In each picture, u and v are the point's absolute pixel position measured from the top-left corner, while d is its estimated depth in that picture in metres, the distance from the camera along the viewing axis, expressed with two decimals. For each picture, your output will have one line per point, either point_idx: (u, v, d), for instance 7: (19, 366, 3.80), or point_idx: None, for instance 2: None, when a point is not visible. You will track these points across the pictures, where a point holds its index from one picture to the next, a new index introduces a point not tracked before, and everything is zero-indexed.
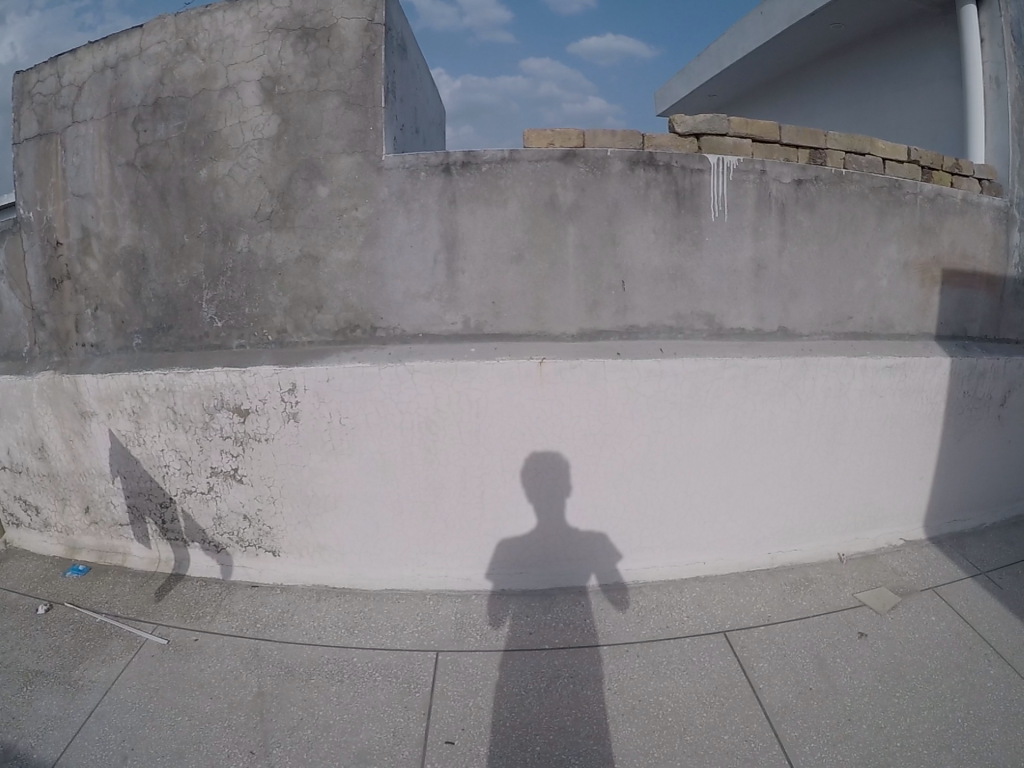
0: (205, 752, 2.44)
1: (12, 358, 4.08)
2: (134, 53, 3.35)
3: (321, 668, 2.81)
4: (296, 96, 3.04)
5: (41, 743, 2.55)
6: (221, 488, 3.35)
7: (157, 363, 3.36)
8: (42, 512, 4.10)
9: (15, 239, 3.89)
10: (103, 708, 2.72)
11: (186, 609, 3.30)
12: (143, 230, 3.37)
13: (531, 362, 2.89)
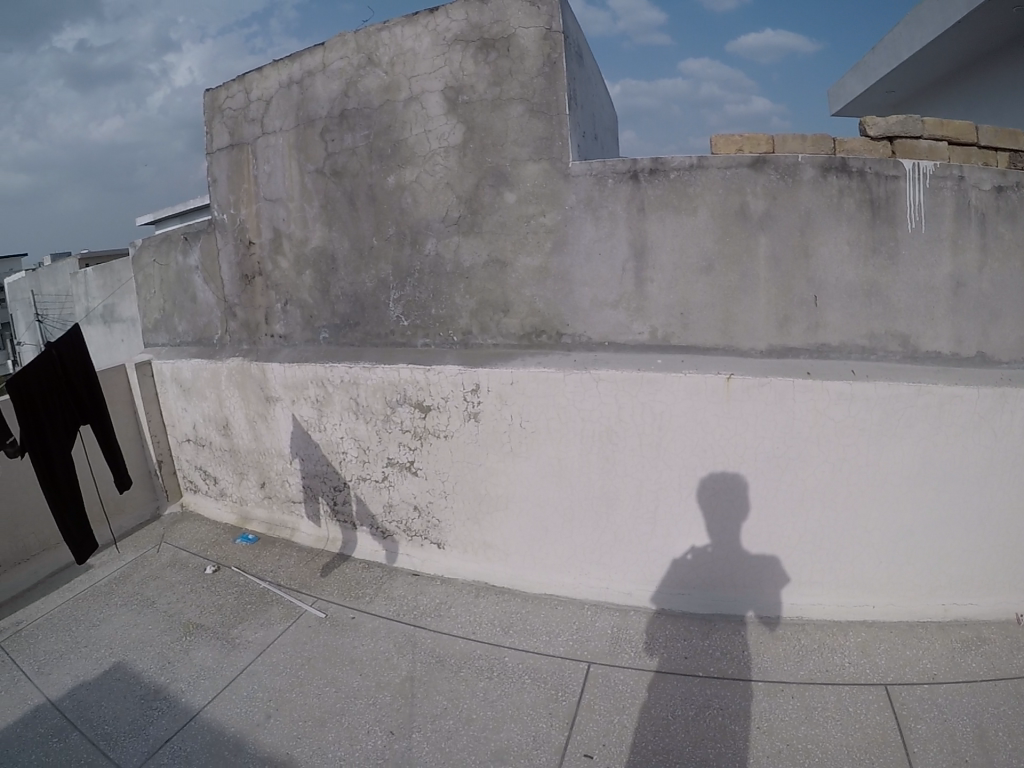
0: (347, 726, 2.63)
1: (203, 344, 4.56)
2: (318, 68, 3.55)
3: (471, 663, 2.90)
4: (480, 105, 3.12)
5: (191, 688, 2.99)
6: (395, 478, 3.59)
7: (343, 356, 3.65)
8: (219, 483, 4.51)
9: (211, 238, 4.28)
10: (255, 666, 3.05)
11: (348, 589, 3.52)
12: (332, 232, 3.63)
13: (718, 378, 2.81)
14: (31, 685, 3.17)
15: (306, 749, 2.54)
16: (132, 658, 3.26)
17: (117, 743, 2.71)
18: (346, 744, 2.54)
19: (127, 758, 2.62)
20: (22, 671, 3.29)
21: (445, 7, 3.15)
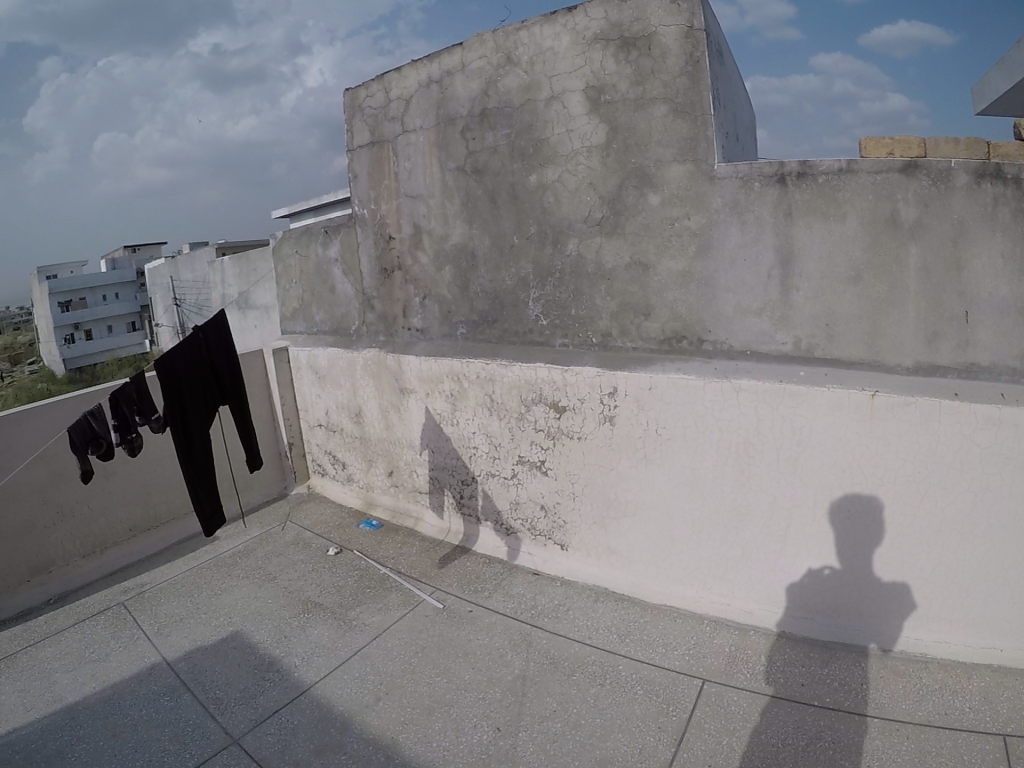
0: (455, 716, 2.68)
1: (340, 333, 4.79)
2: (457, 68, 3.61)
3: (583, 668, 2.89)
4: (622, 104, 3.10)
5: (305, 665, 3.13)
6: (524, 476, 3.64)
7: (480, 352, 3.75)
8: (348, 468, 4.73)
9: (351, 233, 4.49)
10: (368, 649, 3.16)
11: (466, 582, 3.62)
12: (473, 228, 3.72)
13: (861, 393, 2.64)
14: (150, 643, 3.50)
15: (413, 734, 2.61)
16: (250, 628, 3.47)
17: (225, 708, 2.93)
18: (452, 735, 2.59)
19: (236, 724, 2.82)
20: (145, 629, 3.63)
21: (585, 6, 3.14)
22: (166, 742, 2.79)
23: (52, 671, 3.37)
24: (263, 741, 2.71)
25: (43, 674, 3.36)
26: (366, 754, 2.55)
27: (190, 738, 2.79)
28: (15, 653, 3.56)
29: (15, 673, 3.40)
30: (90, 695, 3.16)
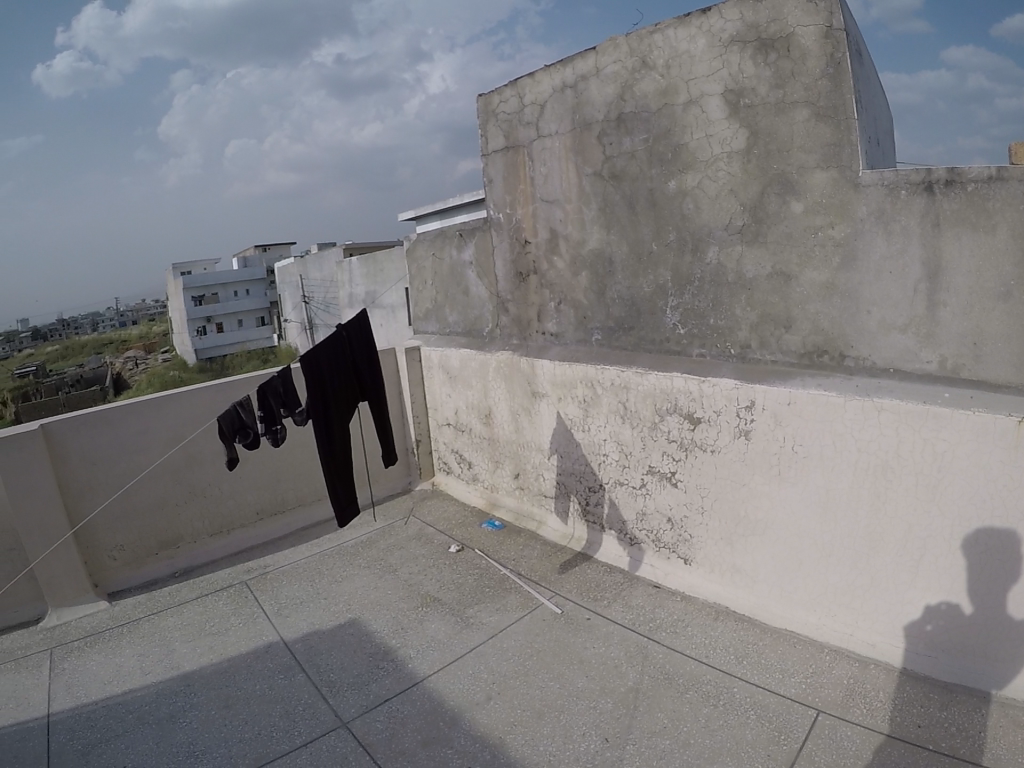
0: (564, 723, 2.77)
1: (473, 335, 5.04)
2: (592, 72, 3.67)
3: (698, 686, 2.92)
4: (763, 108, 3.03)
5: (420, 656, 3.33)
6: (652, 486, 3.72)
7: (615, 360, 3.82)
8: (474, 468, 5.05)
9: (486, 237, 4.67)
10: (483, 648, 3.33)
11: (585, 589, 3.78)
12: (610, 235, 3.79)
13: (1008, 418, 2.41)
14: (269, 621, 3.88)
15: (520, 736, 2.73)
16: (368, 617, 3.73)
17: (337, 692, 3.15)
18: (560, 741, 2.68)
19: (346, 708, 3.03)
20: (266, 608, 4.02)
21: (720, 7, 3.09)
22: (276, 718, 3.04)
23: (174, 638, 3.84)
24: (372, 726, 2.89)
25: (165, 640, 3.85)
26: (472, 751, 2.67)
27: (301, 717, 3.02)
28: (140, 618, 4.14)
29: (140, 637, 3.92)
30: (207, 665, 3.55)
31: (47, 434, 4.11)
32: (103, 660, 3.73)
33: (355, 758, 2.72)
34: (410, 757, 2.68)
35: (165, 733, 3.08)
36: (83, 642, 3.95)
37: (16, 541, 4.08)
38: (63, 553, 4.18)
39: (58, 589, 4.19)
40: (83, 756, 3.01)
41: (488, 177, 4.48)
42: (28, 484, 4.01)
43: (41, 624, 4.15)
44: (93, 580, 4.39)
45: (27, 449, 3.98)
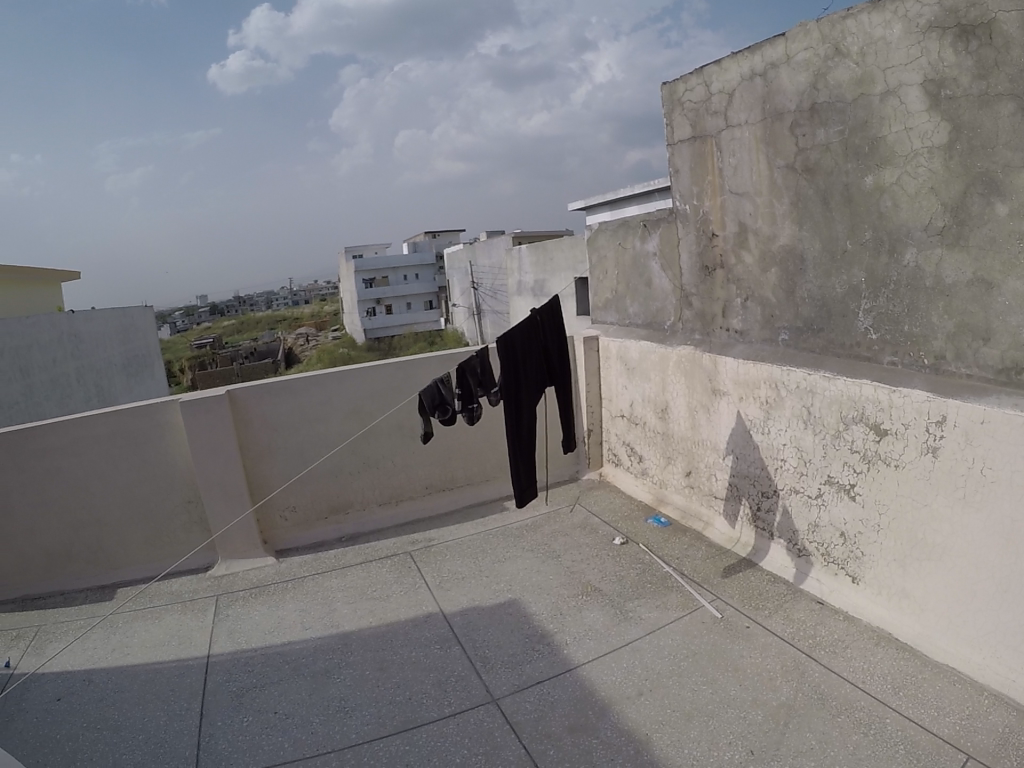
0: (712, 729, 2.81)
1: (654, 327, 5.06)
2: (782, 60, 3.57)
3: (851, 712, 2.82)
4: (966, 101, 2.79)
5: (576, 644, 3.50)
6: (829, 498, 3.59)
7: (802, 362, 3.72)
8: (643, 462, 5.23)
9: (671, 228, 4.67)
10: (640, 643, 3.46)
11: (748, 597, 3.78)
12: (803, 230, 3.67)
13: None
14: (429, 592, 4.14)
15: (666, 735, 2.80)
16: (527, 600, 3.95)
17: (489, 669, 3.35)
18: (705, 746, 2.72)
19: (497, 685, 3.22)
20: (428, 580, 4.30)
21: None
22: (428, 686, 3.27)
23: (336, 598, 4.16)
24: (521, 706, 3.07)
25: (327, 599, 4.17)
26: (618, 743, 2.78)
27: (451, 689, 3.23)
28: (305, 576, 4.49)
29: (303, 593, 4.28)
30: (365, 628, 3.81)
31: (234, 399, 4.67)
32: (266, 612, 4.09)
33: (501, 734, 2.91)
34: (556, 740, 2.83)
35: (318, 685, 3.36)
36: (250, 592, 4.36)
37: (197, 493, 4.76)
38: (238, 510, 4.69)
39: (230, 541, 4.70)
40: (236, 697, 3.34)
41: (674, 168, 4.48)
42: (213, 443, 4.57)
43: (211, 571, 4.70)
44: (265, 536, 4.89)
45: (214, 412, 4.54)
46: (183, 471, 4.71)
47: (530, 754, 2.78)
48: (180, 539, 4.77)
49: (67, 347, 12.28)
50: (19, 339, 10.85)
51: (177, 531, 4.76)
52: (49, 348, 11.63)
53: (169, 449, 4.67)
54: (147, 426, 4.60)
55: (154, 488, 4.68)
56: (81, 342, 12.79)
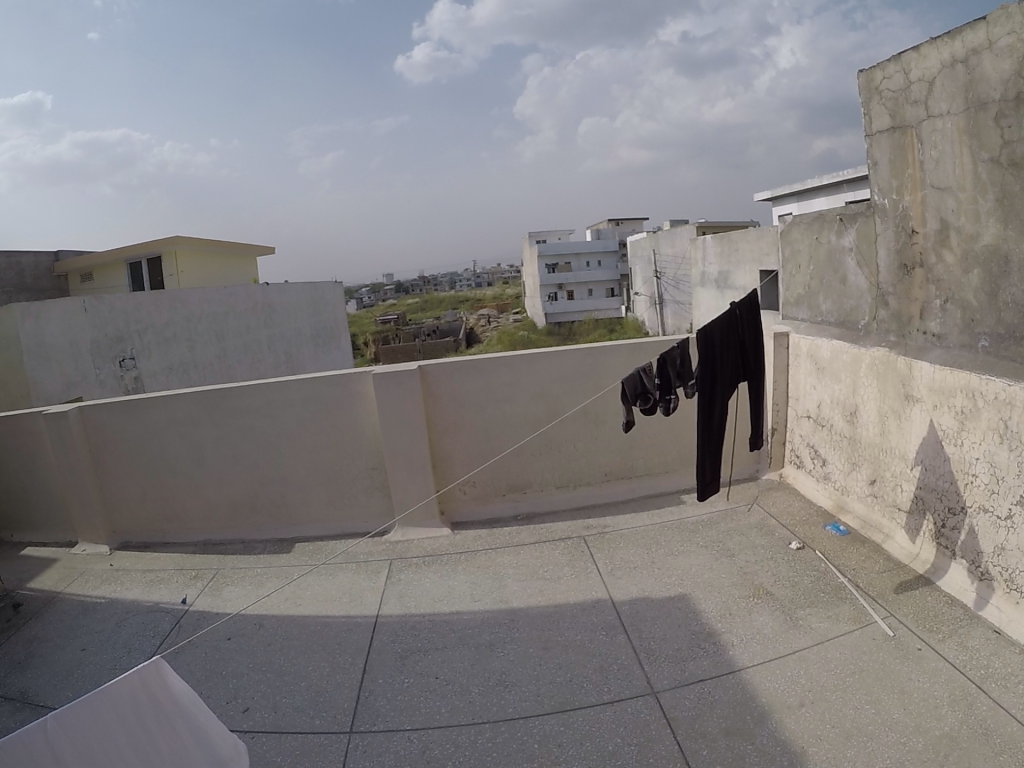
0: (869, 751, 2.78)
1: (847, 327, 4.86)
2: (984, 46, 3.36)
3: (1014, 752, 2.69)
4: None
5: (742, 647, 3.52)
6: (1019, 521, 3.34)
7: (1002, 373, 3.45)
8: (826, 467, 5.06)
9: (869, 222, 4.47)
10: (806, 652, 3.43)
11: (923, 617, 3.61)
12: (1008, 229, 3.41)
13: None
14: (600, 579, 4.30)
15: (821, 751, 2.80)
16: (697, 596, 4.00)
17: (652, 661, 3.47)
18: None
19: (659, 678, 3.33)
20: (600, 566, 4.47)
21: None
22: (589, 671, 3.44)
23: (506, 575, 4.43)
24: (680, 702, 3.16)
25: (498, 575, 4.46)
26: (772, 753, 2.81)
27: (612, 676, 3.38)
28: (479, 550, 4.82)
29: (474, 567, 4.59)
30: (533, 606, 4.05)
31: (426, 375, 5.10)
32: (437, 580, 4.45)
33: (656, 728, 3.02)
34: (711, 741, 2.91)
35: (481, 657, 3.63)
36: (422, 559, 4.76)
37: (380, 461, 5.22)
38: (420, 478, 5.10)
39: (408, 508, 5.13)
40: (401, 657, 3.70)
41: (874, 160, 4.29)
42: (400, 414, 5.02)
43: (387, 535, 5.15)
44: (444, 507, 5.30)
45: (405, 385, 4.97)
46: (371, 437, 5.18)
47: (683, 750, 2.87)
48: (361, 502, 5.26)
49: (260, 317, 13.69)
50: (215, 307, 12.24)
51: (359, 495, 5.26)
52: (243, 315, 13.04)
53: (359, 417, 5.16)
54: (339, 394, 5.11)
55: (343, 452, 5.20)
56: (273, 313, 14.18)
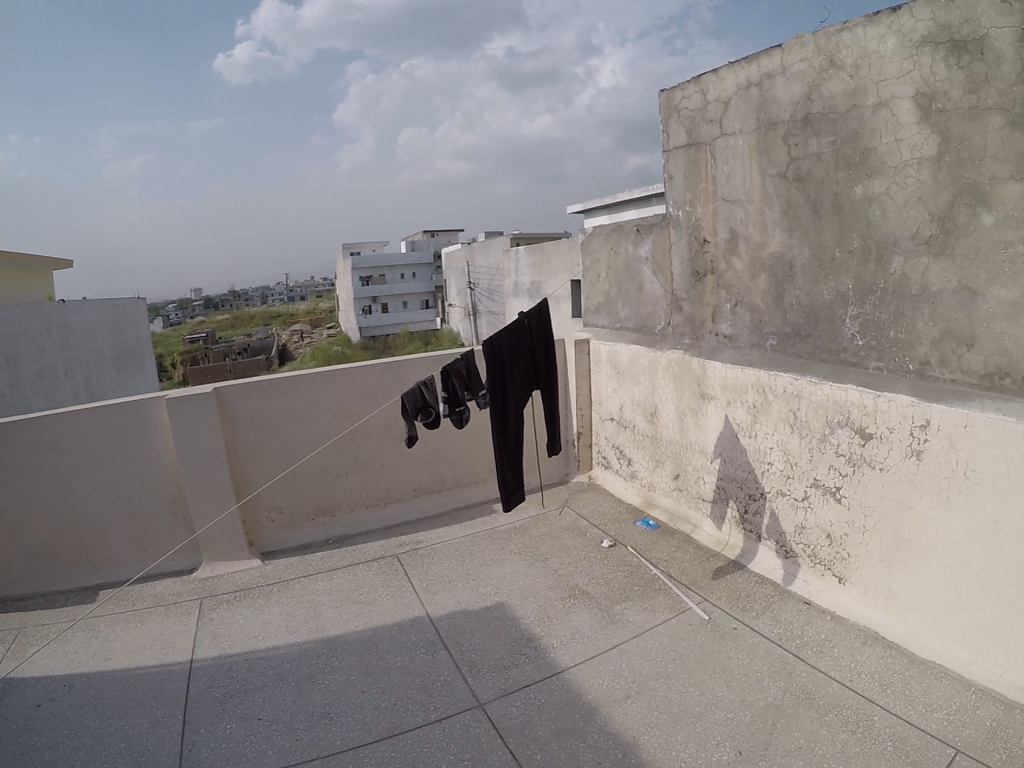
0: (699, 730, 2.88)
1: (644, 332, 5.13)
2: (778, 71, 3.67)
3: (838, 711, 2.93)
4: (955, 114, 2.92)
5: (564, 648, 3.55)
6: (815, 501, 3.67)
7: (790, 367, 3.79)
8: (633, 466, 5.29)
9: (664, 232, 4.73)
10: (626, 645, 3.52)
11: (736, 598, 3.84)
12: (793, 238, 3.75)
13: None
14: (416, 596, 4.19)
15: (652, 737, 2.86)
16: (514, 603, 4.01)
17: (475, 673, 3.40)
18: (693, 748, 2.79)
19: (484, 690, 3.27)
20: (414, 583, 4.36)
21: (912, 6, 3.01)
22: (414, 691, 3.31)
23: (321, 602, 4.19)
24: (506, 711, 3.11)
25: (312, 603, 4.22)
26: (604, 747, 2.83)
27: (437, 693, 3.28)
28: (290, 579, 4.54)
29: (287, 597, 4.31)
30: (350, 632, 3.85)
31: (221, 398, 4.68)
32: (250, 615, 4.13)
33: (488, 739, 2.95)
34: (543, 744, 2.88)
35: (302, 691, 3.39)
36: (233, 595, 4.39)
37: (181, 493, 4.78)
38: (225, 509, 4.72)
39: (215, 544, 4.73)
40: (221, 702, 3.36)
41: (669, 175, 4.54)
42: (200, 442, 4.60)
43: (195, 574, 4.74)
44: (251, 538, 4.93)
45: (200, 411, 4.56)
46: (169, 467, 4.73)
47: (516, 757, 2.82)
48: (165, 539, 4.79)
49: (56, 338, 12.23)
50: (8, 327, 10.81)
51: (161, 532, 4.78)
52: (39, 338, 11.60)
53: (155, 446, 4.69)
54: (134, 422, 4.61)
55: (138, 485, 4.69)
56: (69, 333, 12.72)
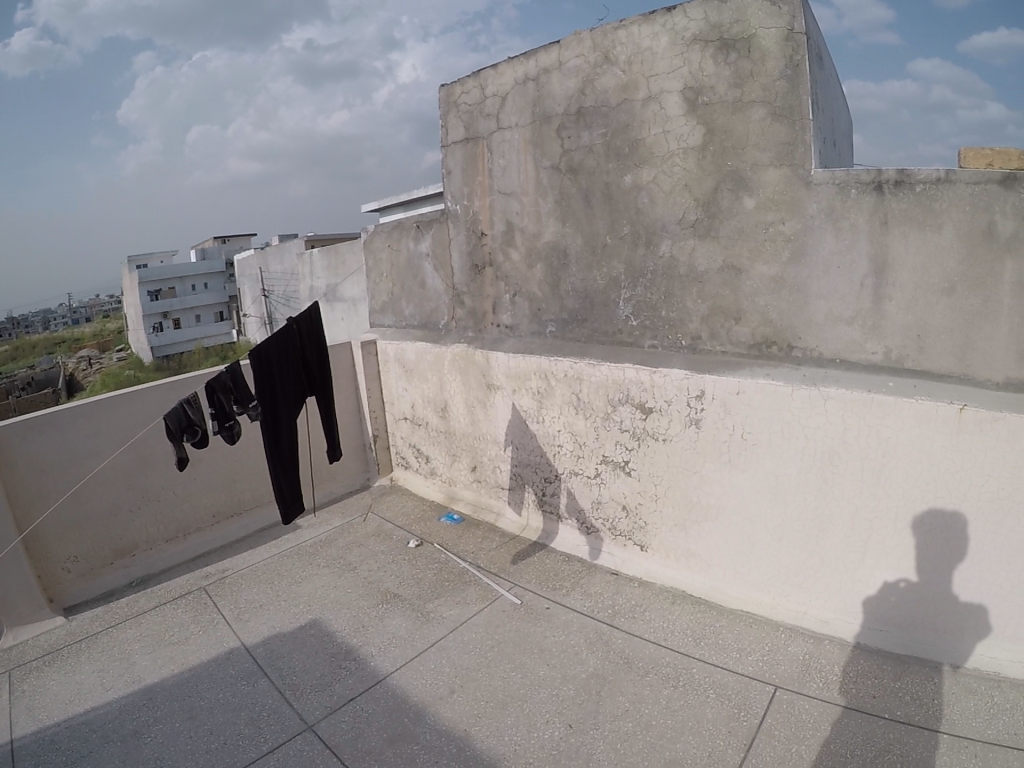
0: (528, 712, 2.94)
1: (428, 327, 5.19)
2: (555, 66, 3.80)
3: (658, 669, 3.11)
4: (720, 107, 3.18)
5: (382, 654, 3.50)
6: (607, 476, 3.88)
7: (569, 351, 3.98)
8: (431, 463, 5.33)
9: (443, 227, 4.79)
10: (444, 641, 3.53)
11: (545, 579, 3.97)
12: (567, 227, 3.92)
13: (950, 407, 2.61)
14: (229, 627, 3.96)
15: (484, 727, 2.88)
16: (328, 617, 3.90)
17: (298, 695, 3.27)
18: (524, 730, 2.84)
19: (310, 711, 3.14)
20: (225, 613, 4.12)
21: (684, 7, 3.23)
22: (240, 726, 3.12)
23: (134, 650, 3.87)
24: (337, 728, 3.01)
25: (125, 654, 3.85)
26: (438, 745, 2.82)
27: (264, 723, 3.11)
28: (100, 632, 4.13)
29: (98, 652, 3.92)
30: (169, 678, 3.57)
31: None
32: (62, 680, 3.68)
33: (321, 759, 2.84)
34: (377, 754, 2.81)
35: (124, 749, 3.08)
36: (42, 661, 3.92)
37: None
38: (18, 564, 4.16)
39: (12, 607, 4.13)
40: None
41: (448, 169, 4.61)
42: None
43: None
44: (49, 592, 4.41)
45: None
46: None
47: None
48: None
49: None
50: None
51: None
52: None
53: None
54: None
55: None
56: None
